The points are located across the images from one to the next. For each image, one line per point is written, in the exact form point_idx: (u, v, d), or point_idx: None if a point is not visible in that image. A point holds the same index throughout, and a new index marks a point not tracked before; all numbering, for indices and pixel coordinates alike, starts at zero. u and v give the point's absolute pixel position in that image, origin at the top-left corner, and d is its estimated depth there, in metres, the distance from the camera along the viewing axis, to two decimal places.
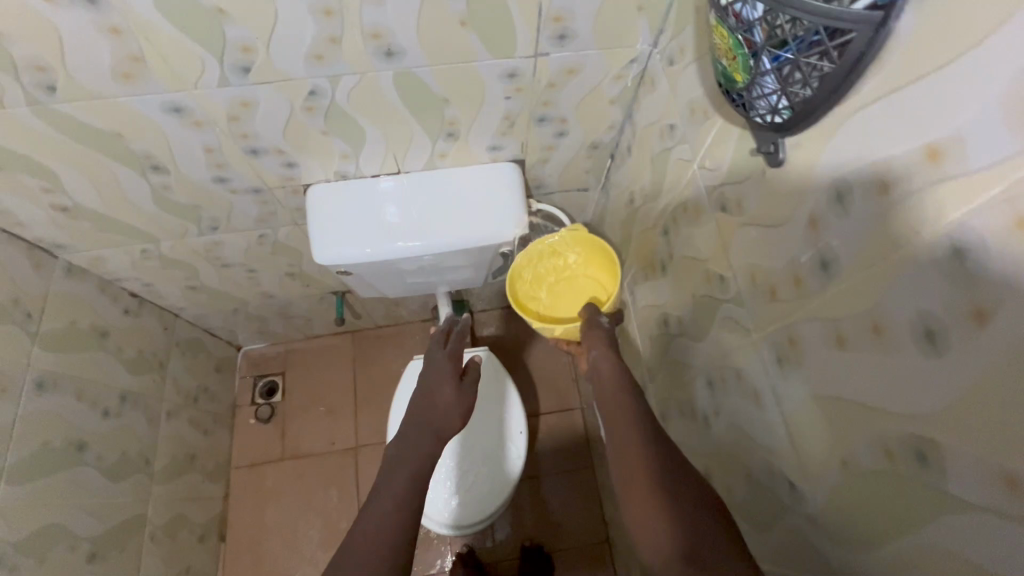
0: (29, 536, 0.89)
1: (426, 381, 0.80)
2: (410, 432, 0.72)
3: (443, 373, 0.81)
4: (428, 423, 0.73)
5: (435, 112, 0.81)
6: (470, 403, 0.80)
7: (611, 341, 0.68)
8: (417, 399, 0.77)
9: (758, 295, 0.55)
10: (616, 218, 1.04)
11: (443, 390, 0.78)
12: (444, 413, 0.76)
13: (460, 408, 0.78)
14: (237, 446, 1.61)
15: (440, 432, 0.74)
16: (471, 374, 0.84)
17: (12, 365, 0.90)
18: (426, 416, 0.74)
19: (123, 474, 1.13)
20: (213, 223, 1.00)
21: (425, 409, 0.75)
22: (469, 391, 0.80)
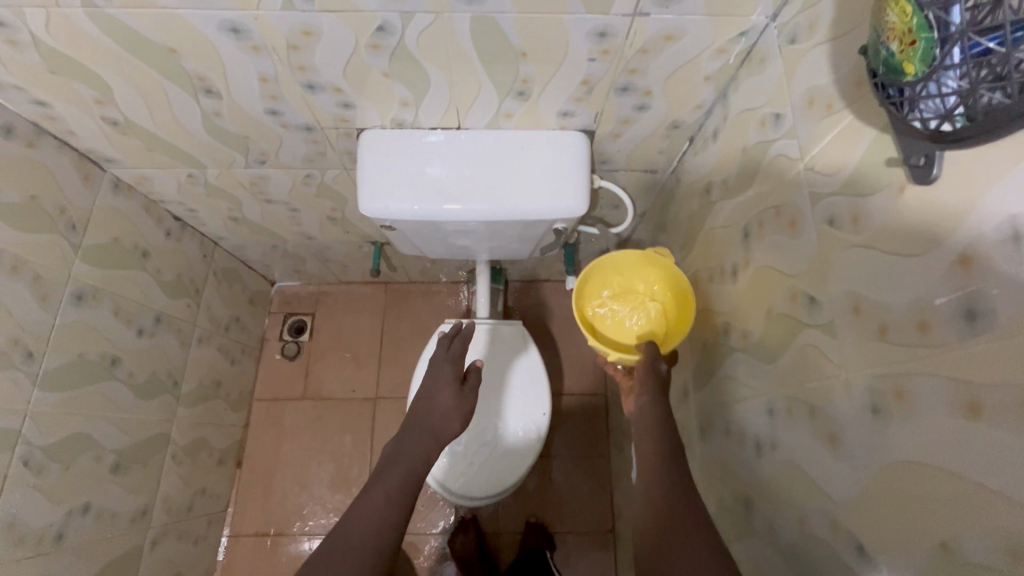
0: (58, 442, 0.91)
1: (427, 387, 0.88)
2: (414, 436, 0.78)
3: (445, 379, 0.89)
4: (427, 425, 0.80)
5: (510, 66, 0.73)
6: (470, 405, 0.88)
7: (660, 390, 0.73)
8: (421, 406, 0.84)
9: (858, 330, 0.47)
10: (683, 208, 0.95)
11: (444, 396, 0.86)
12: (444, 418, 0.83)
13: (458, 413, 0.85)
14: (261, 378, 1.63)
15: (439, 433, 0.81)
16: (471, 380, 0.91)
17: (53, 274, 0.89)
18: (427, 419, 0.82)
19: (152, 392, 1.16)
20: (261, 156, 0.96)
21: (427, 415, 0.83)
22: (469, 396, 0.89)
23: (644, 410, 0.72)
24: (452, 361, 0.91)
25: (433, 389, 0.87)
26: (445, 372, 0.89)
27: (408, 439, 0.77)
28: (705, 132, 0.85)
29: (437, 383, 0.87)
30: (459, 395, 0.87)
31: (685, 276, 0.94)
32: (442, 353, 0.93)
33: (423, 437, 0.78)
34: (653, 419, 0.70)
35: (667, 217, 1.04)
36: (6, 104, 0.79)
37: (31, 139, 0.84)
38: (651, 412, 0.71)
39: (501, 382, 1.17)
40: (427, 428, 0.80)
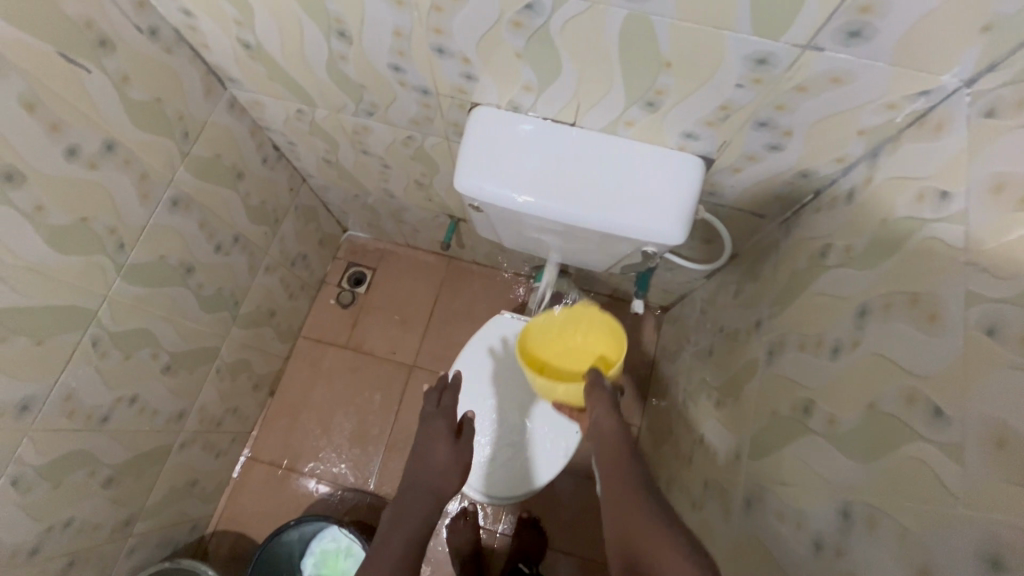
0: (125, 332, 0.95)
1: (424, 443, 0.92)
2: (414, 495, 0.84)
3: (440, 433, 0.93)
4: (428, 484, 0.85)
5: (649, 73, 0.68)
6: (466, 459, 0.92)
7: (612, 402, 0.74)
8: (418, 466, 0.88)
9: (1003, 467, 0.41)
10: (786, 263, 0.88)
11: (440, 451, 0.90)
12: (445, 472, 0.88)
13: (457, 465, 0.90)
14: (312, 318, 1.67)
15: (440, 490, 0.86)
16: (465, 431, 0.96)
17: (157, 175, 0.93)
18: (426, 479, 0.86)
19: (214, 306, 1.20)
20: (371, 108, 0.96)
21: (424, 469, 0.88)
22: (466, 447, 0.93)
23: (603, 422, 0.72)
24: (444, 415, 0.95)
25: (430, 442, 0.91)
26: (439, 427, 0.93)
27: (408, 501, 0.82)
28: (837, 189, 0.77)
29: (431, 437, 0.92)
30: (455, 447, 0.92)
31: (767, 335, 0.87)
32: (433, 407, 0.97)
33: (426, 497, 0.84)
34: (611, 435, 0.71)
35: (763, 267, 0.96)
36: (157, 6, 0.82)
37: (170, 44, 0.87)
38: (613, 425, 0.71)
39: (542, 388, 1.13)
40: (425, 487, 0.85)
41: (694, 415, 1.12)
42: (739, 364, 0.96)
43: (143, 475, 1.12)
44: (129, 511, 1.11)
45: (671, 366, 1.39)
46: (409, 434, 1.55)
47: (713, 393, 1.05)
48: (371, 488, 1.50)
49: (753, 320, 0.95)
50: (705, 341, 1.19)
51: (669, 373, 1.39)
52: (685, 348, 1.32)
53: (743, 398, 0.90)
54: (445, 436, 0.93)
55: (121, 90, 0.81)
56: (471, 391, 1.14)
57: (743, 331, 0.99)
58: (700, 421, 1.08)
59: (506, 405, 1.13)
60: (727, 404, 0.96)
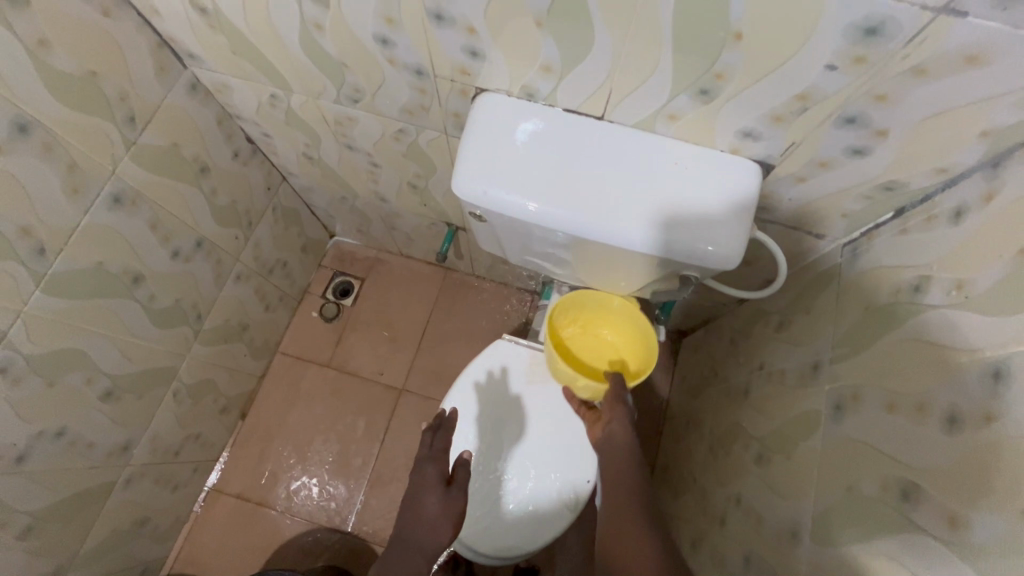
0: (45, 354, 0.78)
1: (412, 493, 0.79)
2: (397, 556, 0.74)
3: (431, 479, 0.80)
4: (410, 543, 0.75)
5: (709, 49, 0.53)
6: (461, 510, 0.78)
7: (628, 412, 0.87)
8: (405, 517, 0.77)
9: None
10: (854, 294, 0.71)
11: (428, 504, 0.77)
12: (432, 524, 0.77)
13: (448, 517, 0.77)
14: (291, 332, 1.51)
15: (425, 550, 0.75)
16: (459, 479, 0.80)
17: (93, 166, 0.76)
18: (411, 536, 0.76)
19: (171, 321, 1.04)
20: (355, 93, 0.80)
21: (411, 521, 0.77)
22: (459, 499, 0.79)
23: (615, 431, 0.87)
24: (434, 461, 0.80)
25: (418, 494, 0.79)
26: (428, 474, 0.80)
27: (391, 563, 0.74)
28: (933, 207, 0.61)
29: (420, 488, 0.79)
30: (447, 497, 0.79)
31: (831, 383, 0.71)
32: (424, 447, 0.81)
33: (411, 559, 0.74)
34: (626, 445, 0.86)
35: (818, 297, 0.80)
36: None
37: (108, 6, 0.72)
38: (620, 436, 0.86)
39: (546, 430, 0.96)
40: (410, 547, 0.75)
41: (725, 465, 0.96)
42: (789, 415, 0.79)
43: (73, 519, 0.95)
44: (54, 563, 0.94)
45: (692, 400, 1.23)
46: (395, 468, 1.38)
47: (753, 443, 0.88)
48: (349, 528, 1.33)
49: (806, 362, 0.79)
50: (738, 377, 1.02)
51: (690, 409, 1.23)
52: (711, 382, 1.15)
53: (797, 458, 0.73)
54: (434, 484, 0.79)
55: (39, 57, 0.65)
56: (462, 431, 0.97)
57: (792, 372, 0.83)
58: (734, 475, 0.91)
59: (505, 449, 0.96)
60: (772, 462, 0.80)
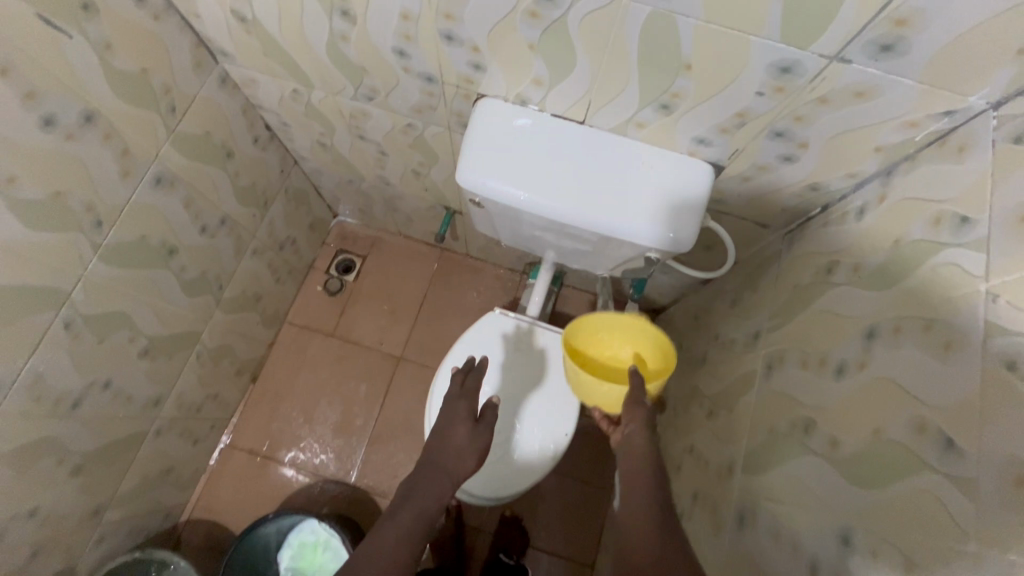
0: (99, 314, 0.90)
1: (442, 422, 0.87)
2: (430, 473, 0.80)
3: (458, 415, 0.89)
4: (442, 461, 0.82)
5: (668, 74, 0.66)
6: (484, 444, 0.88)
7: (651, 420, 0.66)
8: (435, 446, 0.84)
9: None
10: (788, 276, 0.86)
11: (459, 434, 0.86)
12: (461, 452, 0.85)
13: (475, 449, 0.87)
14: (297, 304, 1.63)
15: (454, 471, 0.83)
16: (487, 417, 0.91)
17: (142, 151, 0.88)
18: (441, 456, 0.83)
19: (197, 290, 1.15)
20: (371, 92, 0.92)
21: (442, 449, 0.84)
22: (485, 433, 0.89)
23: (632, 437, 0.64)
24: (467, 397, 0.91)
25: (448, 424, 0.87)
26: (460, 408, 0.89)
27: (423, 475, 0.80)
28: (846, 206, 0.76)
29: (451, 421, 0.87)
30: (474, 432, 0.88)
31: (765, 348, 0.86)
32: (457, 388, 0.92)
33: (441, 478, 0.81)
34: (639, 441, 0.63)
35: (763, 278, 0.95)
36: None
37: (159, 12, 0.82)
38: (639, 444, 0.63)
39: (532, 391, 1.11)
40: (442, 465, 0.82)
41: (683, 422, 1.12)
42: (735, 376, 0.95)
43: (115, 462, 1.08)
44: (98, 499, 1.07)
45: None
46: (393, 428, 1.52)
47: (706, 402, 1.04)
48: (351, 480, 1.48)
49: (750, 332, 0.94)
50: (698, 348, 1.18)
51: None
52: (678, 354, 1.31)
53: (737, 410, 0.89)
54: (463, 418, 0.88)
55: (104, 59, 0.76)
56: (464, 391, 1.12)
57: (739, 341, 0.98)
58: (689, 429, 1.07)
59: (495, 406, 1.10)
60: (719, 416, 0.95)
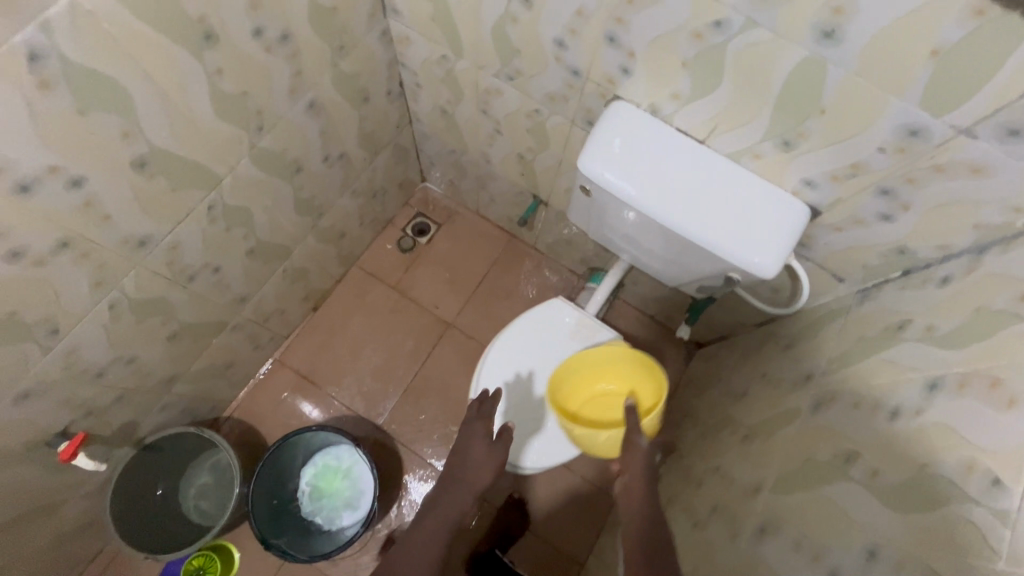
0: (233, 206, 1.02)
1: (460, 440, 0.99)
2: (451, 490, 0.94)
3: (476, 433, 0.99)
4: (460, 476, 0.95)
5: (801, 114, 0.74)
6: (501, 458, 0.98)
7: (646, 460, 0.84)
8: (455, 462, 0.97)
9: None
10: (854, 328, 0.91)
11: (475, 451, 0.97)
12: (479, 467, 0.96)
13: (490, 464, 0.97)
14: (370, 252, 1.74)
15: (471, 483, 0.95)
16: (503, 436, 1.00)
17: (308, 75, 1.00)
18: (460, 472, 0.96)
19: (304, 211, 1.27)
20: (514, 74, 1.02)
21: (461, 468, 0.96)
22: (500, 449, 0.98)
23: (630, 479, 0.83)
24: (483, 419, 1.00)
25: (466, 442, 0.98)
26: (476, 429, 0.99)
27: (443, 494, 0.94)
28: (929, 274, 0.82)
29: (467, 438, 0.98)
30: (490, 448, 0.98)
31: (816, 388, 0.92)
32: (474, 411, 1.02)
33: (461, 493, 0.94)
34: (642, 482, 0.82)
35: (825, 325, 1.01)
36: None
37: None
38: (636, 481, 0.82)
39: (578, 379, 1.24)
40: (462, 479, 0.95)
41: (712, 444, 1.17)
42: (776, 410, 1.00)
43: (197, 341, 1.19)
44: (175, 370, 1.18)
45: (695, 398, 1.44)
46: (429, 386, 1.61)
47: (741, 429, 1.09)
48: (379, 423, 1.57)
49: (802, 373, 0.99)
50: (740, 382, 1.23)
51: (691, 405, 1.44)
52: (716, 385, 1.36)
53: (773, 438, 0.94)
54: (479, 436, 0.99)
55: None
56: (512, 366, 1.26)
57: (788, 379, 1.03)
58: (718, 451, 1.12)
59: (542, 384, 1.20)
60: (753, 442, 1.01)
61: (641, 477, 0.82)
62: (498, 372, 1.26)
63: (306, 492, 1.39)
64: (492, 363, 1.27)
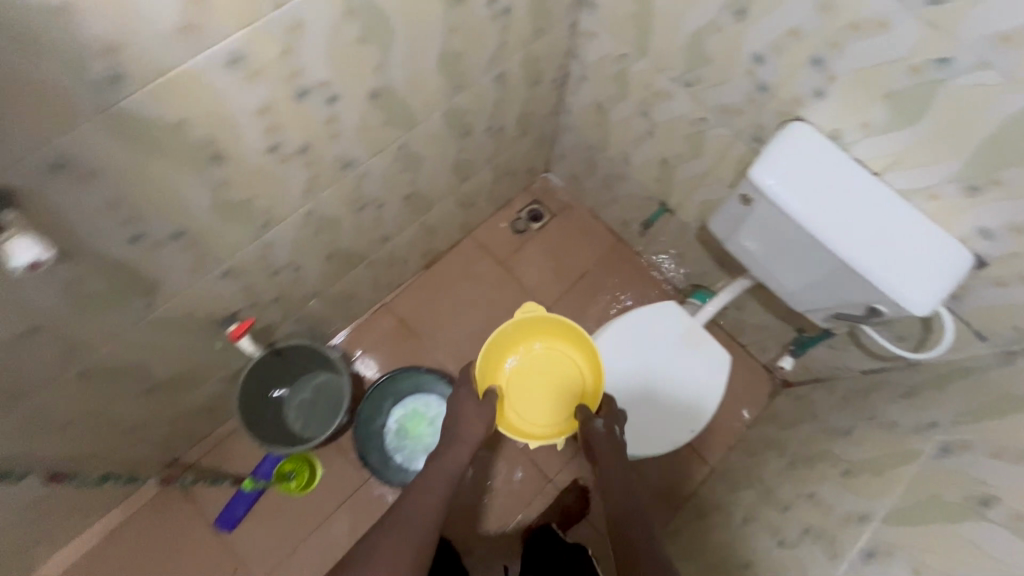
0: (414, 152, 1.14)
1: (454, 408, 1.06)
2: (447, 448, 1.00)
3: (466, 397, 1.07)
4: (457, 434, 1.02)
5: (1004, 158, 0.77)
6: (491, 414, 1.04)
7: (611, 442, 1.02)
8: (451, 424, 1.04)
9: None
10: (993, 384, 0.92)
11: (467, 411, 1.04)
12: (469, 424, 1.03)
13: (482, 420, 1.03)
14: (484, 227, 1.83)
15: (466, 439, 1.01)
16: (491, 395, 1.06)
17: (508, 50, 1.10)
18: (457, 431, 1.02)
19: (455, 173, 1.38)
20: (695, 80, 1.09)
21: (455, 429, 1.03)
22: (490, 404, 1.05)
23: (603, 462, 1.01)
24: (469, 385, 1.08)
25: (461, 408, 1.05)
26: (464, 395, 1.07)
27: (445, 454, 1.00)
28: None
29: (459, 402, 1.06)
30: (481, 406, 1.05)
31: (941, 435, 0.92)
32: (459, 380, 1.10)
33: (457, 448, 1.00)
34: (615, 460, 1.00)
35: (955, 380, 1.01)
36: None
37: None
38: (609, 462, 1.00)
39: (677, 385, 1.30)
40: (461, 437, 1.01)
41: (801, 473, 1.18)
42: (888, 450, 1.00)
43: (341, 268, 1.32)
44: (318, 289, 1.31)
45: (779, 430, 1.45)
46: None
47: (839, 463, 1.10)
48: None
49: (923, 421, 1.00)
50: (839, 422, 1.24)
51: (774, 437, 1.45)
52: (807, 422, 1.37)
53: (883, 474, 0.95)
54: (470, 397, 1.07)
55: None
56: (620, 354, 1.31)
57: (903, 425, 1.04)
58: (810, 480, 1.13)
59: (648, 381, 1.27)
60: (857, 477, 1.01)
61: (614, 456, 1.01)
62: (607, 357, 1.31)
63: (393, 430, 1.50)
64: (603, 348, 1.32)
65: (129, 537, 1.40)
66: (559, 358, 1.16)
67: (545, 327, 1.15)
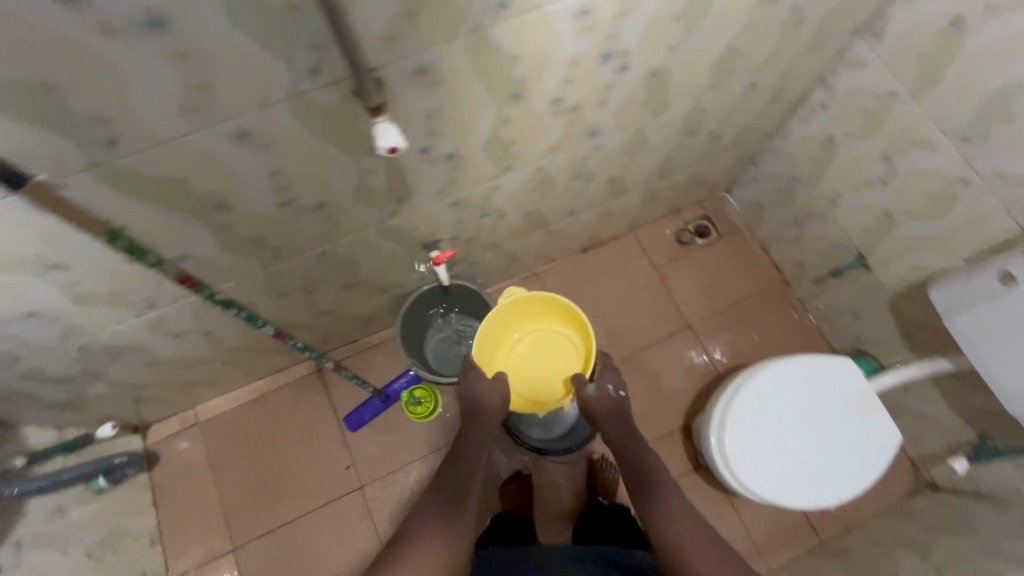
0: (644, 139, 1.16)
1: (463, 393, 1.09)
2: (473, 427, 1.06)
3: (476, 371, 1.09)
4: (479, 416, 1.06)
5: None
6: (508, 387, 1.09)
7: (610, 406, 1.08)
8: (468, 404, 1.08)
9: None
10: None
11: (481, 391, 1.07)
12: (488, 402, 1.07)
13: (500, 393, 1.08)
14: (647, 228, 1.80)
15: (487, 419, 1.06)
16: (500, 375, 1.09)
17: (777, 60, 1.08)
18: (477, 412, 1.07)
19: (659, 168, 1.38)
20: (976, 136, 1.01)
21: (474, 407, 1.07)
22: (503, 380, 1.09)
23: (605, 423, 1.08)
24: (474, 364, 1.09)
25: (471, 394, 1.08)
26: (476, 375, 1.09)
27: (472, 434, 1.05)
28: None
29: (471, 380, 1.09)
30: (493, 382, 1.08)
31: None
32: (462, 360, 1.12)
33: (483, 427, 1.06)
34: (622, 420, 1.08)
35: None
36: None
37: None
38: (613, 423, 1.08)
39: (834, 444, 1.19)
40: (484, 416, 1.06)
41: None
42: None
43: (525, 229, 1.37)
44: (499, 242, 1.37)
45: (918, 530, 1.33)
46: (647, 370, 1.67)
47: None
48: None
49: None
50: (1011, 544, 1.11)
51: (910, 535, 1.33)
52: (960, 531, 1.24)
53: None
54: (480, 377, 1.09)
55: None
56: (776, 396, 1.21)
57: None
58: None
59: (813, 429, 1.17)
60: None
61: (617, 417, 1.08)
62: (760, 396, 1.21)
63: None
64: (759, 383, 1.21)
65: (271, 405, 1.57)
66: (545, 338, 1.21)
67: (524, 315, 1.20)
